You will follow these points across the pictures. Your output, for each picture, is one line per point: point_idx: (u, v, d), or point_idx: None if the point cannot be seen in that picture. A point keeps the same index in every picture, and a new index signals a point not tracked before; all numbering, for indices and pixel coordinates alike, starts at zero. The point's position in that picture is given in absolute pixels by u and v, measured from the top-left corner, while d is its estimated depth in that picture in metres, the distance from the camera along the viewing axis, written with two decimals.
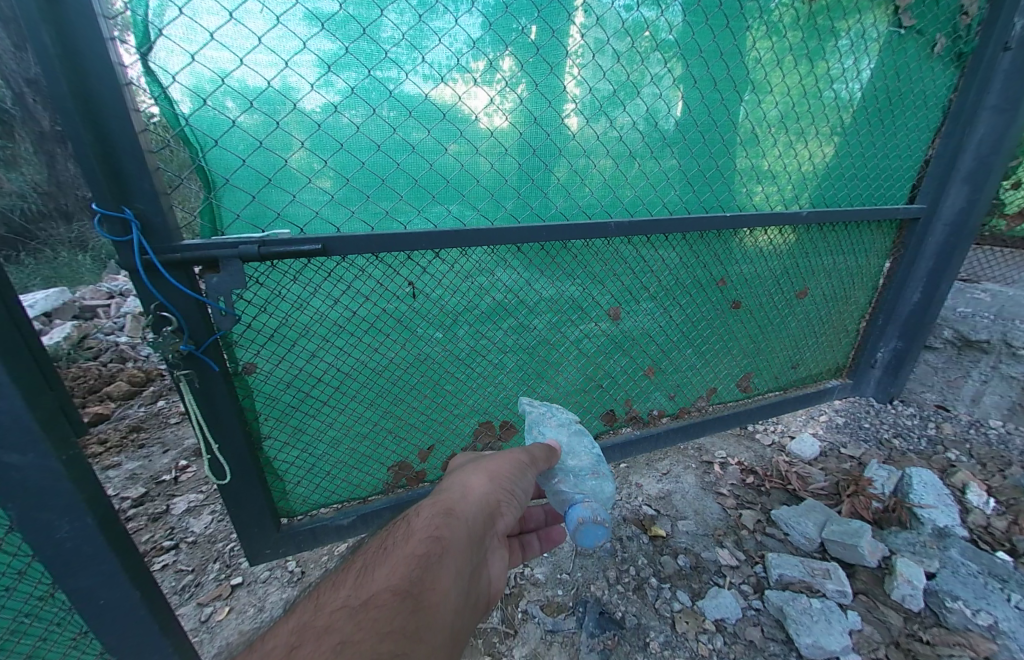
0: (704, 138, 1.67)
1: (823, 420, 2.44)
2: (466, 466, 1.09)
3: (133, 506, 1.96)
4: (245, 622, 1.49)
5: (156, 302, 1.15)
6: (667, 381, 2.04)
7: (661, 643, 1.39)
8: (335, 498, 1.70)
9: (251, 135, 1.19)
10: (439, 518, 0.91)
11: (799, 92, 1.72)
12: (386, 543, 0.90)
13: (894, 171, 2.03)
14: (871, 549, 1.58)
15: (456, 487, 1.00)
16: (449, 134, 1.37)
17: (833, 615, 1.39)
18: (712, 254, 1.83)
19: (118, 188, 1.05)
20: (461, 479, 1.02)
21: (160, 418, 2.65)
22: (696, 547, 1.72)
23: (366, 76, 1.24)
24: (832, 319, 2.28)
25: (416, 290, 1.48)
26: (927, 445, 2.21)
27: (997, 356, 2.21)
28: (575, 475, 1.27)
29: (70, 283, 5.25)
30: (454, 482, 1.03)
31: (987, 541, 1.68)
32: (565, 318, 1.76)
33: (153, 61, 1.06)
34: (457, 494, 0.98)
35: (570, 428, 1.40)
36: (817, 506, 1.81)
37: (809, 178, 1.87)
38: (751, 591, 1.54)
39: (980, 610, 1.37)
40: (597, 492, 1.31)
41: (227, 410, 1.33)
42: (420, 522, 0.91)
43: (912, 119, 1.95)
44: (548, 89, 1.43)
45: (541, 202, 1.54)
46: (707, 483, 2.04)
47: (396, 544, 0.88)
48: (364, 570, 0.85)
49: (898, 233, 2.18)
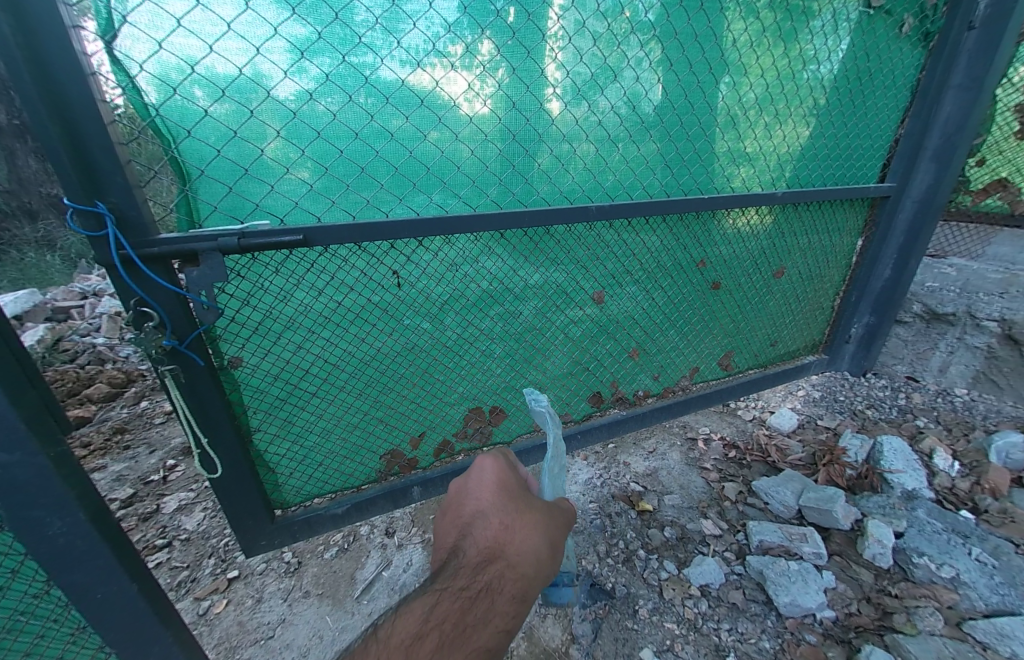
0: (682, 121, 1.68)
1: (801, 395, 2.53)
2: (502, 489, 1.02)
3: (121, 507, 1.94)
4: (243, 613, 1.51)
5: (136, 297, 1.14)
6: (651, 362, 2.09)
7: (650, 609, 1.46)
8: (329, 488, 1.71)
9: (224, 126, 1.17)
10: (514, 607, 0.84)
11: (774, 74, 1.75)
12: (464, 619, 0.78)
13: (866, 151, 2.08)
14: (845, 513, 1.67)
15: (527, 554, 0.91)
16: (428, 121, 1.37)
17: (810, 575, 1.47)
18: (692, 236, 1.87)
19: (89, 182, 1.03)
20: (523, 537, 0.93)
21: (144, 419, 2.60)
22: (681, 519, 1.79)
23: (341, 62, 1.23)
24: (809, 297, 2.35)
25: (401, 280, 1.49)
26: (898, 414, 2.32)
27: (962, 328, 2.32)
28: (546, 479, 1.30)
29: (40, 284, 5.06)
30: (513, 525, 0.94)
31: (952, 501, 1.79)
32: (552, 304, 1.78)
33: (118, 49, 1.03)
34: (527, 564, 0.89)
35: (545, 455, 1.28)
36: (794, 475, 1.89)
37: (787, 161, 1.91)
38: (733, 558, 1.62)
39: (944, 563, 1.48)
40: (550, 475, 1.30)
41: (215, 404, 1.33)
42: (495, 600, 0.82)
43: (882, 98, 1.99)
44: (526, 74, 1.43)
45: (523, 188, 1.55)
46: (692, 458, 2.11)
47: (469, 619, 0.79)
48: (442, 654, 0.73)
49: (870, 210, 2.24)
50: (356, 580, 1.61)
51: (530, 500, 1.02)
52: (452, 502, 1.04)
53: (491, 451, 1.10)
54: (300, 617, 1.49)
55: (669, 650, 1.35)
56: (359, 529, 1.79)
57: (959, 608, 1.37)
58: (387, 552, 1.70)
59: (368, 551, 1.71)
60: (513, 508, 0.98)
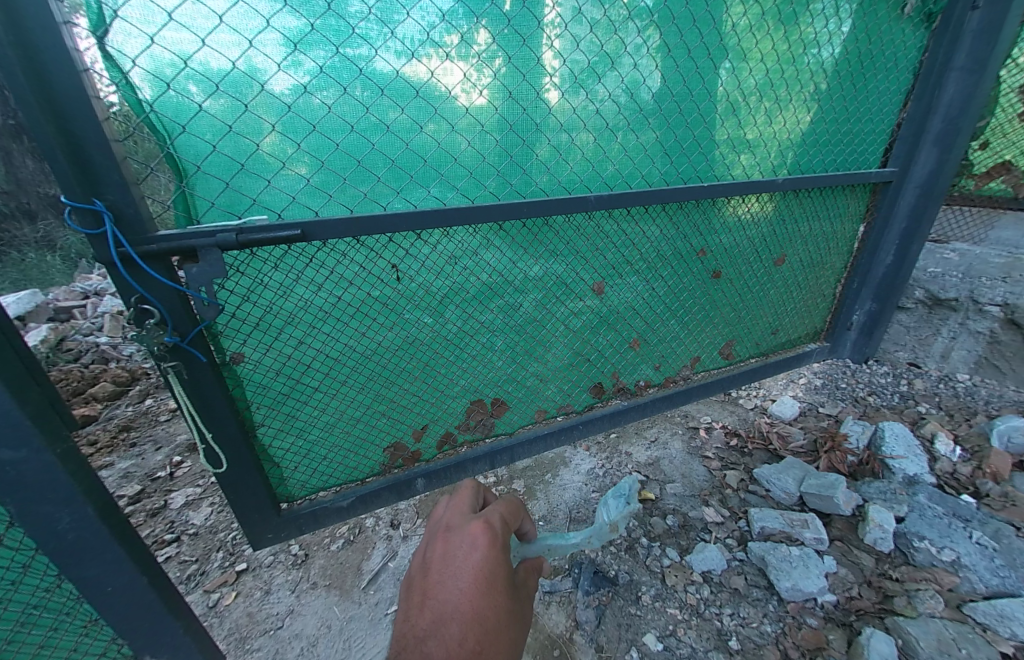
0: (681, 108, 1.67)
1: (802, 383, 2.53)
2: (489, 583, 0.69)
3: (129, 503, 1.96)
4: (253, 604, 1.53)
5: (136, 294, 1.14)
6: (652, 353, 2.09)
7: (653, 596, 1.48)
8: (333, 481, 1.73)
9: (219, 121, 1.17)
10: None
11: (774, 59, 1.73)
12: None
13: (868, 135, 2.06)
14: (846, 499, 1.68)
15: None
16: (425, 113, 1.36)
17: (811, 560, 1.49)
18: (692, 224, 1.86)
19: (86, 181, 1.03)
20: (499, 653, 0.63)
21: (149, 417, 2.63)
22: (683, 507, 1.80)
23: (335, 54, 1.22)
24: (810, 284, 2.34)
25: (400, 274, 1.49)
26: (900, 400, 2.32)
27: (964, 313, 2.31)
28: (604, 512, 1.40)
29: (42, 284, 5.07)
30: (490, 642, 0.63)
31: (953, 486, 1.80)
32: (552, 296, 1.78)
33: (110, 45, 1.02)
34: None
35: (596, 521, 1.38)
36: (795, 463, 1.90)
37: (788, 147, 1.90)
38: (735, 544, 1.63)
39: (945, 547, 1.49)
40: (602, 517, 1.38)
41: (218, 400, 1.34)
42: None
43: (884, 81, 1.97)
44: (523, 63, 1.41)
45: (521, 178, 1.54)
46: (694, 447, 2.12)
47: None
48: None
49: (871, 196, 2.22)
50: (362, 571, 1.63)
51: (515, 590, 0.72)
52: (423, 576, 0.70)
53: (492, 527, 0.74)
54: (307, 607, 1.51)
55: (672, 635, 1.37)
56: (364, 522, 1.81)
57: (960, 591, 1.38)
58: (392, 544, 1.72)
59: (374, 543, 1.73)
60: (493, 619, 0.66)
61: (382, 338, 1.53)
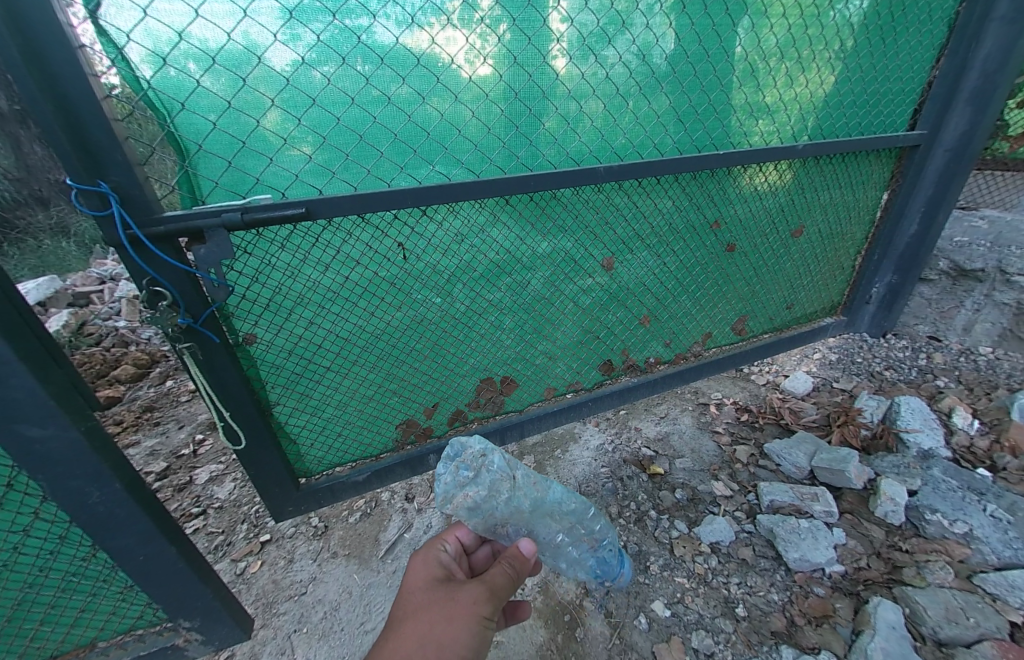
0: (696, 70, 1.59)
1: (817, 358, 2.48)
2: (409, 587, 0.97)
3: (157, 479, 2.05)
4: (277, 572, 1.60)
5: (148, 277, 1.15)
6: (663, 329, 2.07)
7: (661, 565, 1.51)
8: (349, 457, 1.77)
9: (219, 97, 1.15)
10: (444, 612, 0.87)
11: (798, 15, 1.63)
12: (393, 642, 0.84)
13: (896, 96, 1.95)
14: (859, 473, 1.67)
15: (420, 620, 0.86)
16: (428, 84, 1.32)
17: (820, 532, 1.50)
18: (707, 195, 1.79)
19: (91, 162, 1.02)
20: (415, 603, 0.91)
21: (171, 397, 2.71)
22: (692, 482, 1.82)
23: (334, 24, 1.17)
24: (829, 257, 2.27)
25: (407, 252, 1.48)
26: (917, 374, 2.29)
27: (990, 284, 2.22)
28: (459, 482, 1.16)
29: (59, 271, 5.16)
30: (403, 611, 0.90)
31: (969, 459, 1.78)
32: (561, 273, 1.76)
33: (104, 19, 1.00)
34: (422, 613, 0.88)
35: (479, 477, 1.17)
36: (807, 437, 1.90)
37: (810, 111, 1.80)
38: (743, 517, 1.65)
39: (958, 519, 1.48)
40: (496, 489, 1.19)
41: (233, 379, 1.36)
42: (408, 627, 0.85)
43: (915, 37, 1.84)
44: (528, 24, 1.35)
45: (528, 151, 1.49)
46: (704, 422, 2.13)
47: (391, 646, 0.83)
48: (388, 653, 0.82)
49: (897, 162, 2.11)
50: (380, 541, 1.69)
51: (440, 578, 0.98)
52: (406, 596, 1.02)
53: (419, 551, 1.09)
54: (329, 575, 1.59)
55: (679, 602, 1.40)
56: (380, 495, 1.87)
57: (970, 563, 1.39)
58: (408, 516, 1.78)
59: (390, 515, 1.79)
60: (413, 599, 0.93)
61: (302, 311, 1.43)
